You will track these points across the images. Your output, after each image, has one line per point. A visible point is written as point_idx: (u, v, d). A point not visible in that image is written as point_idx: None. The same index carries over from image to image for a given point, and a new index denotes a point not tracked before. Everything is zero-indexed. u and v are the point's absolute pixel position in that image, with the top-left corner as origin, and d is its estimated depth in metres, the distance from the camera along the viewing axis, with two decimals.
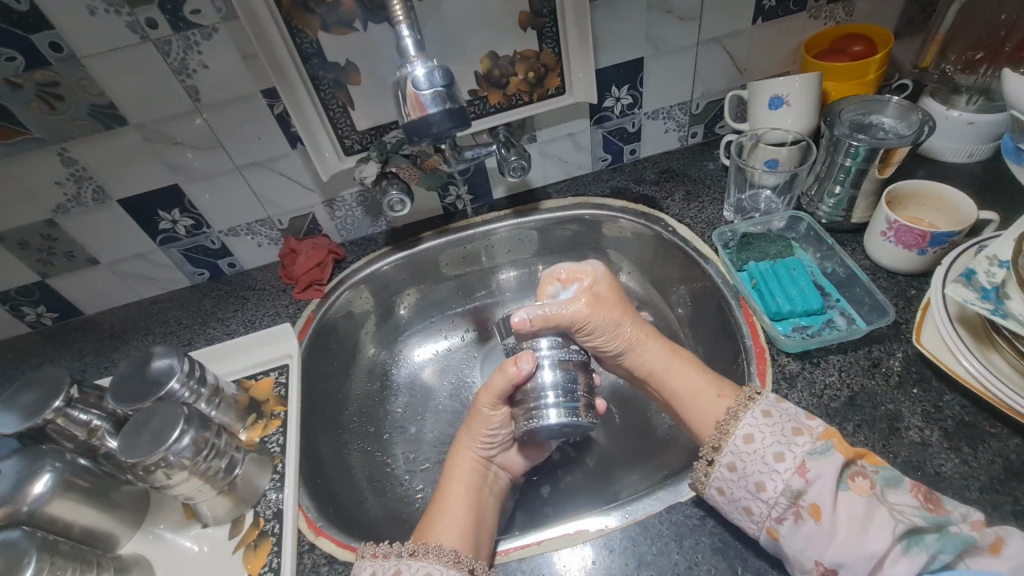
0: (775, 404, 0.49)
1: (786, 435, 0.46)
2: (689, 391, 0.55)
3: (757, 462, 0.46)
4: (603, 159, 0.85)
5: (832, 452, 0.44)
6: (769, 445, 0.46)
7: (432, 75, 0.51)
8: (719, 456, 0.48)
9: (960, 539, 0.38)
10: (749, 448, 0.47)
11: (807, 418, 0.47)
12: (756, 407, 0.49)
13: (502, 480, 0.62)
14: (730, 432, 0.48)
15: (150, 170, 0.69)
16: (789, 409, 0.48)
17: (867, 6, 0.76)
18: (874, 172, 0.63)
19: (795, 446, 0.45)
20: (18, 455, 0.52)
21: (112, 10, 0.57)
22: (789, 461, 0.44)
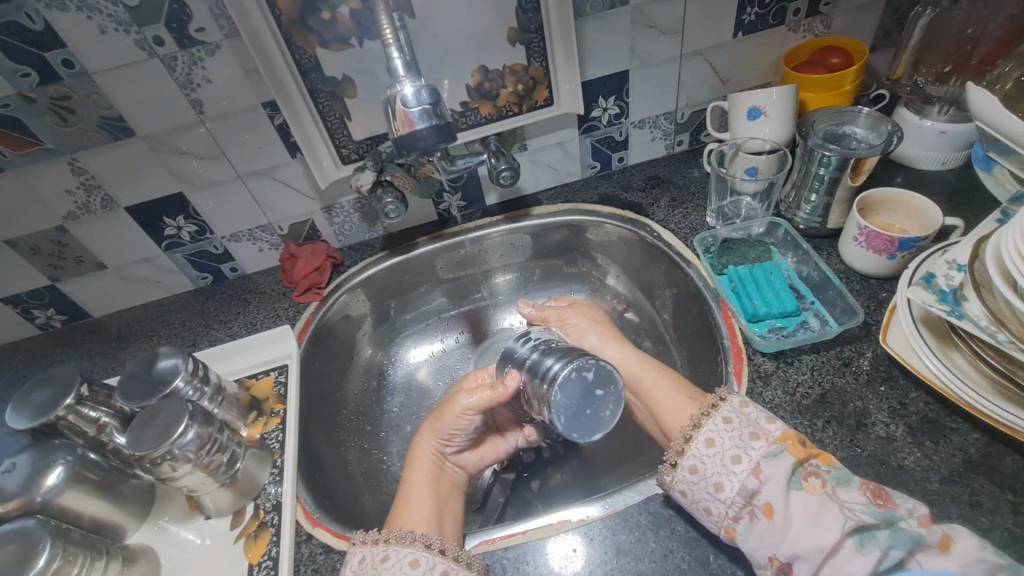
0: (738, 411, 0.51)
1: (743, 439, 0.48)
2: (667, 389, 0.58)
3: (717, 465, 0.48)
4: (591, 167, 0.88)
5: (784, 454, 0.46)
6: (727, 450, 0.48)
7: (420, 93, 0.54)
8: (681, 460, 0.50)
9: (909, 535, 0.40)
10: (710, 451, 0.49)
11: (767, 422, 0.49)
12: (717, 414, 0.51)
13: (459, 475, 0.64)
14: (698, 428, 0.51)
15: (156, 178, 0.72)
16: (751, 415, 0.50)
17: (844, 20, 0.80)
18: (847, 181, 0.67)
19: (752, 450, 0.47)
20: (31, 449, 0.55)
21: (120, 28, 0.60)
22: (745, 463, 0.47)
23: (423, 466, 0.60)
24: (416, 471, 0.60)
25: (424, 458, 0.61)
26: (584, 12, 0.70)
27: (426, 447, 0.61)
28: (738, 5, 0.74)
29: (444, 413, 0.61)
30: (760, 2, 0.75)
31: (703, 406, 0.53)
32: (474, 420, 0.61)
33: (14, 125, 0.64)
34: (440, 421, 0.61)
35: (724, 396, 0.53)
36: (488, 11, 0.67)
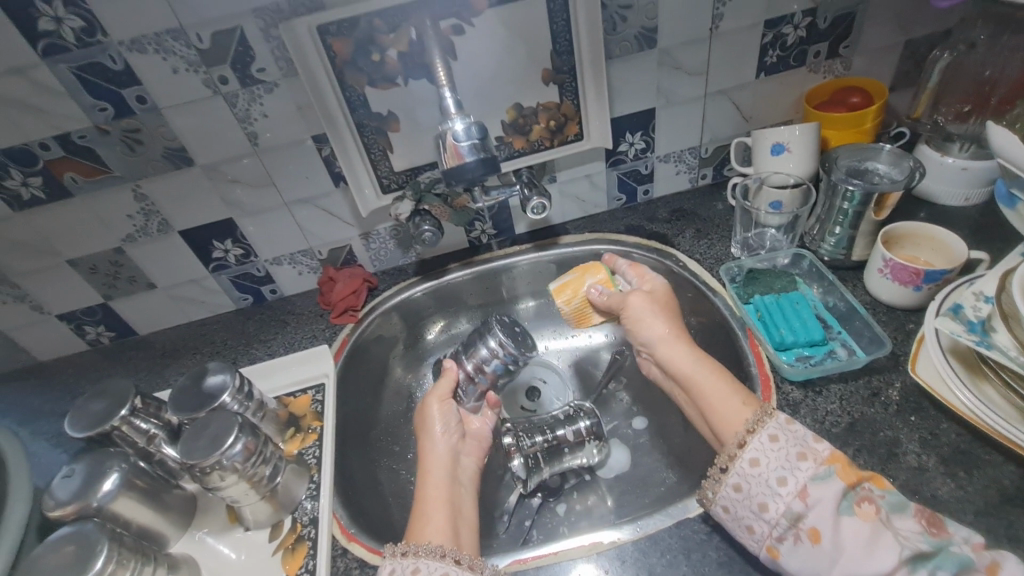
0: (783, 428, 0.51)
1: (791, 459, 0.48)
2: (723, 392, 0.57)
3: (762, 485, 0.49)
4: (618, 199, 0.91)
5: (833, 478, 0.46)
6: (773, 470, 0.49)
7: (469, 129, 0.60)
8: (725, 476, 0.51)
9: (959, 560, 0.41)
10: (755, 471, 0.49)
11: (814, 442, 0.49)
12: (762, 431, 0.51)
13: (470, 470, 0.67)
14: (754, 430, 0.51)
15: (209, 205, 0.77)
16: (798, 432, 0.50)
17: (864, 62, 0.83)
18: (870, 215, 0.69)
19: (799, 471, 0.47)
20: (88, 457, 0.58)
21: (190, 69, 0.65)
22: (792, 485, 0.47)
23: (438, 474, 0.62)
24: (429, 478, 0.62)
25: (437, 463, 0.63)
26: (614, 54, 0.74)
27: (433, 451, 0.65)
28: (760, 48, 0.78)
29: (422, 414, 0.69)
30: (781, 45, 0.79)
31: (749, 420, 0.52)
32: (451, 408, 0.69)
33: (88, 155, 0.70)
34: (423, 421, 0.69)
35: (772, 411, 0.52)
36: (525, 53, 0.72)
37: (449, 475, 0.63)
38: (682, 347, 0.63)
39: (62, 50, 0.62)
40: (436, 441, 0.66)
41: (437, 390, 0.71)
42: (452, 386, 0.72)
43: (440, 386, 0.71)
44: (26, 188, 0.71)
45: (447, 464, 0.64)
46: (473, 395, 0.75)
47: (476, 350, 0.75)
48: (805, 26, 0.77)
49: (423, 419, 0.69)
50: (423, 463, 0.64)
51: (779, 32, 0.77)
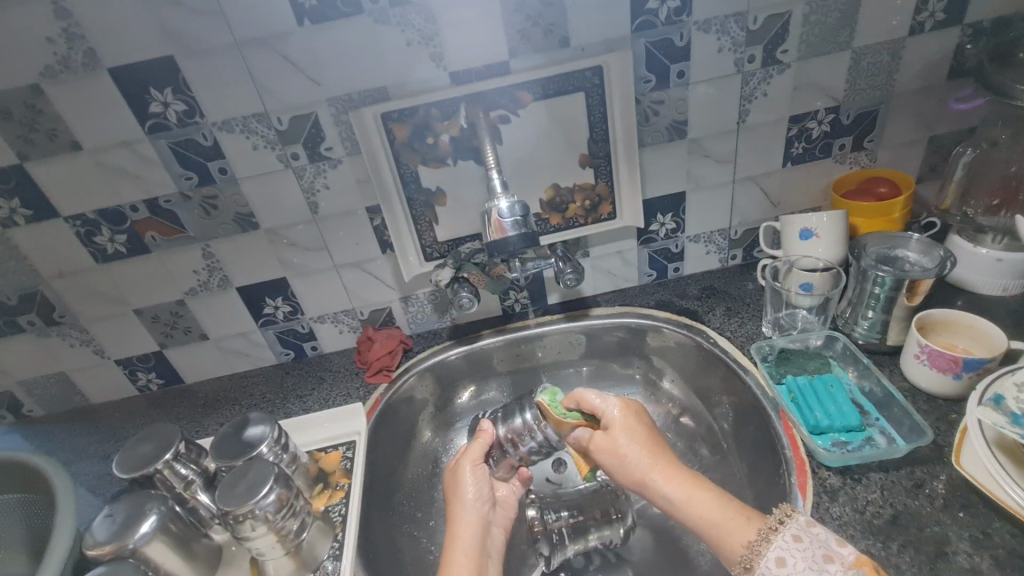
0: (805, 529, 0.50)
1: (817, 561, 0.47)
2: (720, 510, 0.53)
3: None
4: (648, 275, 0.94)
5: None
6: (800, 571, 0.47)
7: (513, 208, 0.66)
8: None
9: None
10: (782, 571, 0.48)
11: (838, 544, 0.48)
12: (785, 530, 0.50)
13: (497, 539, 0.67)
14: (761, 552, 0.49)
15: (267, 265, 0.84)
16: (820, 534, 0.50)
17: (889, 155, 0.87)
18: (903, 300, 0.69)
19: (827, 574, 0.46)
20: (130, 498, 0.60)
21: (269, 146, 0.74)
22: None
23: (466, 533, 0.62)
24: (460, 544, 0.61)
25: (467, 524, 0.63)
26: (646, 142, 0.80)
27: (464, 511, 0.64)
28: (786, 139, 0.83)
29: (452, 472, 0.68)
30: (806, 138, 0.84)
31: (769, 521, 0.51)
32: (484, 473, 0.68)
33: (169, 216, 0.78)
34: (452, 481, 0.68)
35: (788, 513, 0.52)
36: (564, 140, 0.78)
37: (477, 536, 0.63)
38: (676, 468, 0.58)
39: (164, 128, 0.71)
40: (470, 498, 0.65)
41: (470, 452, 0.69)
42: (485, 448, 0.69)
43: (474, 449, 0.69)
44: (112, 243, 0.79)
45: (476, 526, 0.64)
46: (502, 465, 0.71)
47: (512, 420, 0.71)
48: (829, 121, 0.83)
49: (455, 479, 0.68)
50: (452, 522, 0.64)
51: (804, 126, 0.83)
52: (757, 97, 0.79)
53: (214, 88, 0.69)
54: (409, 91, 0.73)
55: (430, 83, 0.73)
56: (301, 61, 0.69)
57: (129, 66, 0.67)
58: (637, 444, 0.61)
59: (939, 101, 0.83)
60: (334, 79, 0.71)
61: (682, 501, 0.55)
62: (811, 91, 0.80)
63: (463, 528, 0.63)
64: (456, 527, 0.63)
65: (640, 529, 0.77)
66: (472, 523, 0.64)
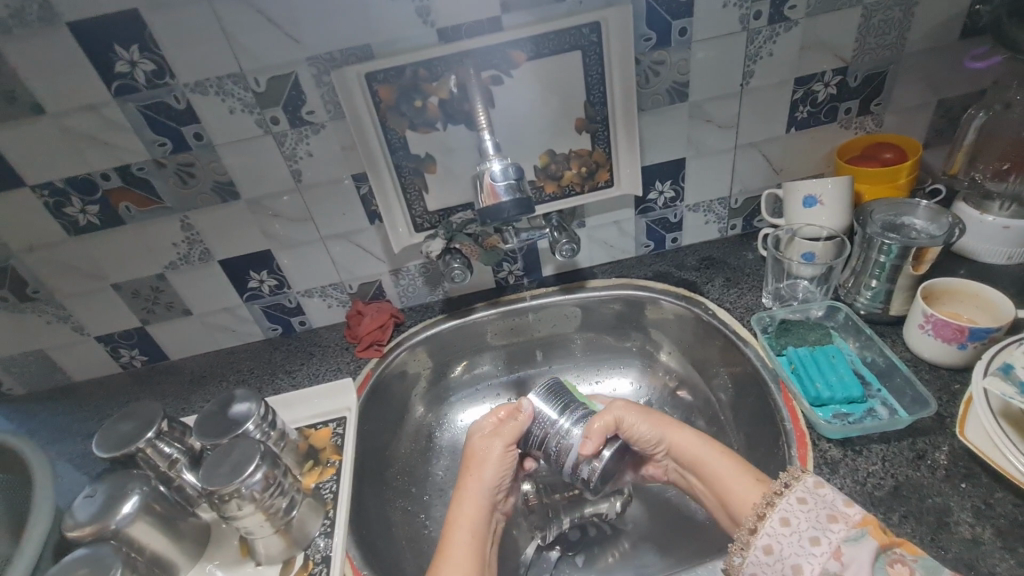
0: (811, 489, 0.49)
1: (821, 521, 0.47)
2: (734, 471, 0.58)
3: (795, 545, 0.47)
4: (645, 246, 0.91)
5: (866, 538, 0.45)
6: (804, 529, 0.47)
7: (507, 170, 0.62)
8: (754, 540, 0.49)
9: None
10: (784, 531, 0.48)
11: (844, 505, 0.48)
12: (790, 493, 0.50)
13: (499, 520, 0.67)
14: (766, 515, 0.49)
15: (250, 237, 0.80)
16: (827, 494, 0.49)
17: (896, 120, 0.84)
18: (909, 269, 0.67)
19: (830, 532, 0.46)
20: (111, 478, 0.58)
21: (246, 110, 0.70)
22: (825, 546, 0.45)
23: (464, 516, 0.62)
24: (465, 514, 0.62)
25: (476, 500, 0.63)
26: (646, 106, 0.77)
27: (467, 492, 0.64)
28: (791, 102, 0.80)
29: (477, 449, 0.66)
30: (811, 101, 0.80)
31: (769, 492, 0.51)
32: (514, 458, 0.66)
33: (143, 185, 0.74)
34: (477, 455, 0.66)
35: (797, 475, 0.51)
36: (560, 103, 0.75)
37: (482, 515, 0.63)
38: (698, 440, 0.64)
39: (132, 90, 0.67)
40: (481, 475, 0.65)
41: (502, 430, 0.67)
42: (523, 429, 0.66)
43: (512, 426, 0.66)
44: (84, 214, 0.75)
45: (483, 505, 0.63)
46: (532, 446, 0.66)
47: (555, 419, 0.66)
48: (836, 84, 0.79)
49: (479, 453, 0.66)
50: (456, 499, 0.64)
51: (810, 89, 0.79)
52: (762, 56, 0.75)
53: (184, 47, 0.65)
54: (395, 49, 0.68)
55: (417, 42, 0.68)
56: (277, 15, 0.64)
57: (90, 22, 0.62)
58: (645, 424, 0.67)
59: (951, 61, 0.79)
60: (314, 35, 0.66)
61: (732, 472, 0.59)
62: (819, 51, 0.76)
63: (458, 511, 0.62)
64: (458, 507, 0.63)
65: (636, 502, 0.76)
66: (476, 504, 0.63)
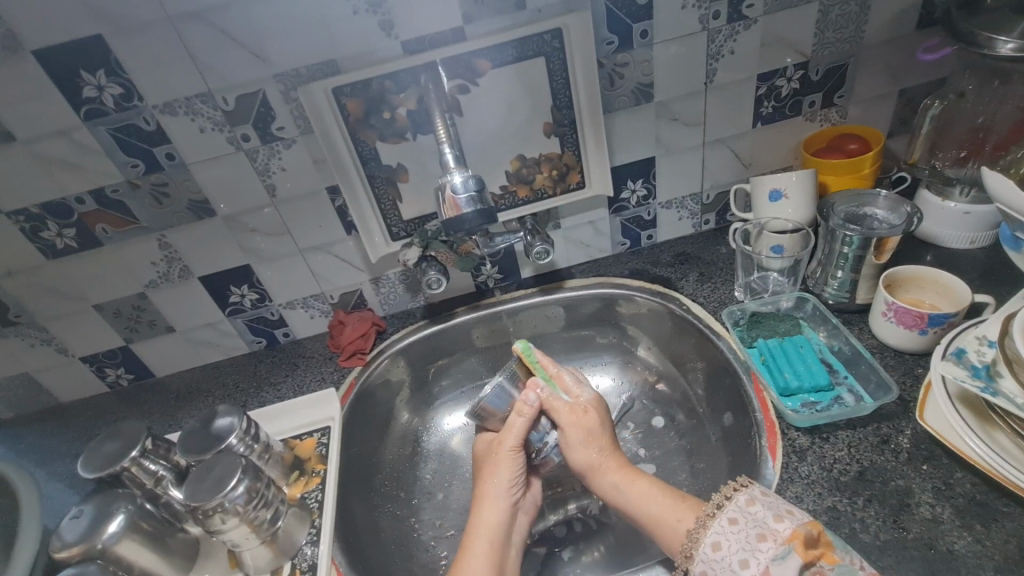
0: (743, 510, 0.50)
1: (751, 541, 0.48)
2: (661, 503, 0.58)
3: (727, 569, 0.48)
4: (621, 244, 0.93)
5: (791, 555, 0.45)
6: (734, 552, 0.48)
7: (467, 182, 0.63)
8: (692, 565, 0.51)
9: None
10: (718, 555, 0.49)
11: (774, 521, 0.48)
12: (722, 515, 0.51)
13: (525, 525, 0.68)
14: (699, 540, 0.51)
15: (228, 253, 0.81)
16: (757, 512, 0.50)
17: (860, 110, 0.85)
18: (871, 258, 0.69)
19: (759, 552, 0.47)
20: (97, 499, 0.59)
21: (217, 128, 0.71)
22: (754, 567, 0.46)
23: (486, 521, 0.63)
24: (484, 522, 0.63)
25: (495, 508, 0.64)
26: (613, 108, 0.78)
27: (483, 497, 0.65)
28: (756, 98, 0.81)
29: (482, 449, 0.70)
30: (775, 96, 0.82)
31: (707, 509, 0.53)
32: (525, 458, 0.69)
33: (118, 206, 0.74)
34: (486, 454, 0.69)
35: (729, 493, 0.52)
36: (528, 109, 0.76)
37: (501, 522, 0.63)
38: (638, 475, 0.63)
39: (102, 114, 0.67)
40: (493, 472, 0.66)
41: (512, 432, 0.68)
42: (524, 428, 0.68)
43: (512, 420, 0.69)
44: (61, 238, 0.76)
45: (504, 513, 0.64)
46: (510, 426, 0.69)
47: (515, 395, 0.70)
48: (798, 78, 0.81)
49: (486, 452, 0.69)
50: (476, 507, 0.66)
51: (773, 84, 0.81)
52: (724, 55, 0.77)
53: (150, 69, 0.65)
54: (361, 63, 0.69)
55: (382, 55, 0.69)
56: (241, 35, 0.65)
57: (55, 49, 0.62)
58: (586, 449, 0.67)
59: (910, 51, 0.81)
60: (279, 53, 0.67)
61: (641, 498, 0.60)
62: (779, 47, 0.77)
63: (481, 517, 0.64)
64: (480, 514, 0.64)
65: None
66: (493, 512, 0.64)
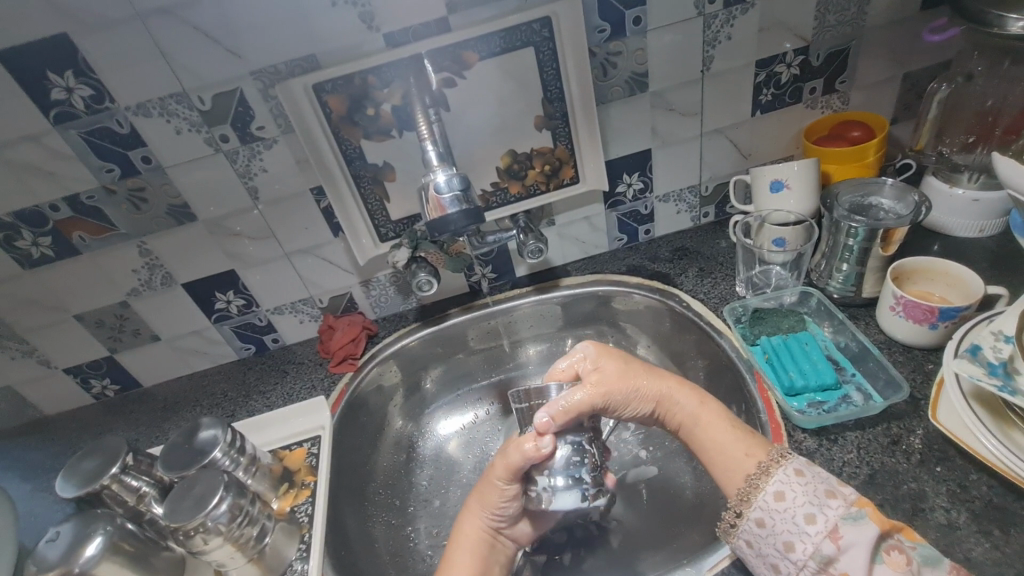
0: (806, 464, 0.50)
1: (819, 496, 0.47)
2: (730, 435, 0.54)
3: (788, 521, 0.47)
4: (618, 239, 0.90)
5: (866, 520, 0.45)
6: (799, 506, 0.47)
7: (451, 180, 0.60)
8: (747, 511, 0.49)
9: None
10: (780, 505, 0.48)
11: (840, 482, 0.48)
12: (788, 464, 0.50)
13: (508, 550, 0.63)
14: (760, 487, 0.49)
15: (212, 258, 0.78)
16: (822, 472, 0.49)
17: (862, 97, 0.82)
18: (877, 251, 0.66)
19: (828, 509, 0.46)
20: (75, 519, 0.57)
21: (193, 129, 0.68)
22: (821, 524, 0.45)
23: (471, 534, 0.60)
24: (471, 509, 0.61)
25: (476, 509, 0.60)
26: (606, 100, 0.75)
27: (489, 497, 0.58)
28: (754, 86, 0.78)
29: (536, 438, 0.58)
30: (774, 84, 0.79)
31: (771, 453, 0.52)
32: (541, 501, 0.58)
33: (94, 213, 0.72)
34: (623, 400, 0.60)
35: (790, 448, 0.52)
36: (518, 101, 0.73)
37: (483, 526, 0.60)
38: (662, 373, 0.62)
39: (73, 117, 0.65)
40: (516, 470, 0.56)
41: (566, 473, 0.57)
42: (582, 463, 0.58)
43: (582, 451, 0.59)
44: (36, 247, 0.73)
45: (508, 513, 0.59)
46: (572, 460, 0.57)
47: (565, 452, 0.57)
48: (798, 64, 0.78)
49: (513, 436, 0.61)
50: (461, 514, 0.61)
51: (772, 71, 0.78)
52: (720, 41, 0.74)
53: (121, 70, 0.62)
54: (341, 57, 0.67)
55: (363, 48, 0.66)
56: (215, 31, 0.62)
57: (18, 50, 0.60)
58: (635, 367, 0.62)
59: (913, 33, 0.78)
60: (256, 50, 0.64)
61: (695, 406, 0.58)
62: (777, 31, 0.74)
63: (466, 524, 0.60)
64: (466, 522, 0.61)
65: (619, 501, 0.75)
66: (483, 522, 0.60)
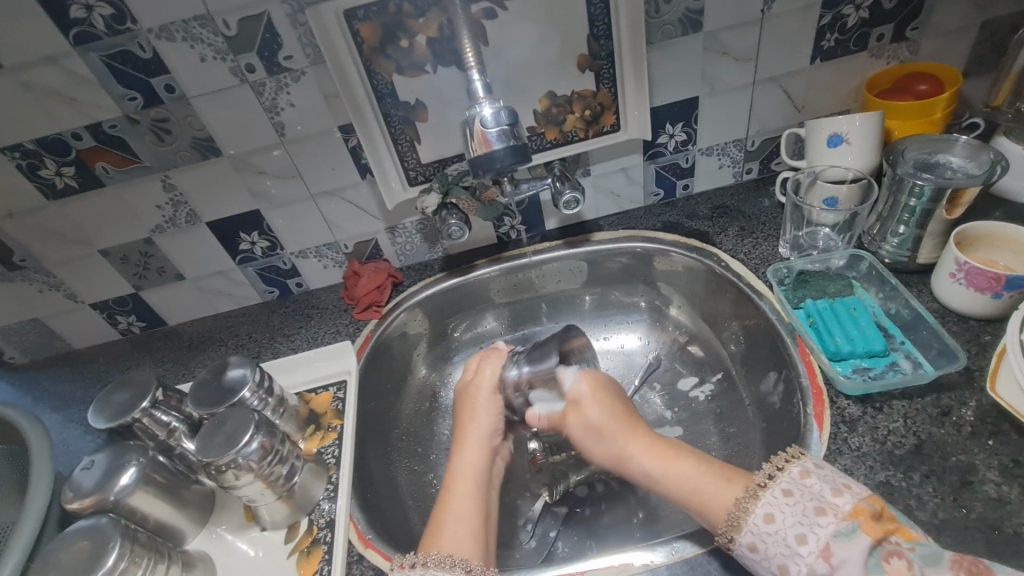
0: (797, 482, 0.47)
1: (808, 514, 0.44)
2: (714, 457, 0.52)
3: (780, 544, 0.45)
4: (655, 194, 0.86)
5: (858, 533, 0.42)
6: (788, 526, 0.45)
7: (498, 114, 0.57)
8: (737, 536, 0.47)
9: None
10: (770, 528, 0.45)
11: (833, 495, 0.45)
12: (774, 486, 0.47)
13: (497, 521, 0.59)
14: (748, 509, 0.47)
15: (237, 197, 0.76)
16: (813, 486, 0.46)
17: (934, 46, 0.76)
18: (942, 213, 0.62)
19: (818, 527, 0.43)
20: (108, 449, 0.58)
21: (218, 57, 0.64)
22: (812, 544, 0.43)
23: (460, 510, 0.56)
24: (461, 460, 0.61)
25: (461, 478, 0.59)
26: (655, 40, 0.70)
27: (466, 475, 0.59)
28: (817, 30, 0.72)
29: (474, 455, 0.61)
30: (840, 28, 0.72)
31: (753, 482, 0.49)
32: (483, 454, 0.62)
33: (118, 144, 0.69)
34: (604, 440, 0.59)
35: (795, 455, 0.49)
36: (559, 39, 0.68)
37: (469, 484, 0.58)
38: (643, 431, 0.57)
39: (93, 38, 0.61)
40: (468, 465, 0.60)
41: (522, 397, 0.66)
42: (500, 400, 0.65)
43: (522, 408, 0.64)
44: (60, 177, 0.71)
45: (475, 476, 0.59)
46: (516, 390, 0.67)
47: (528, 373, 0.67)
48: (869, 6, 0.71)
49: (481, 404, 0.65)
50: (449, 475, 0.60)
51: (839, 13, 0.71)
52: None
53: None
54: None
55: None
56: None
57: None
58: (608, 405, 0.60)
59: None
60: None
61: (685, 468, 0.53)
62: None
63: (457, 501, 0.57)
64: (454, 495, 0.57)
65: None
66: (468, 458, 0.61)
